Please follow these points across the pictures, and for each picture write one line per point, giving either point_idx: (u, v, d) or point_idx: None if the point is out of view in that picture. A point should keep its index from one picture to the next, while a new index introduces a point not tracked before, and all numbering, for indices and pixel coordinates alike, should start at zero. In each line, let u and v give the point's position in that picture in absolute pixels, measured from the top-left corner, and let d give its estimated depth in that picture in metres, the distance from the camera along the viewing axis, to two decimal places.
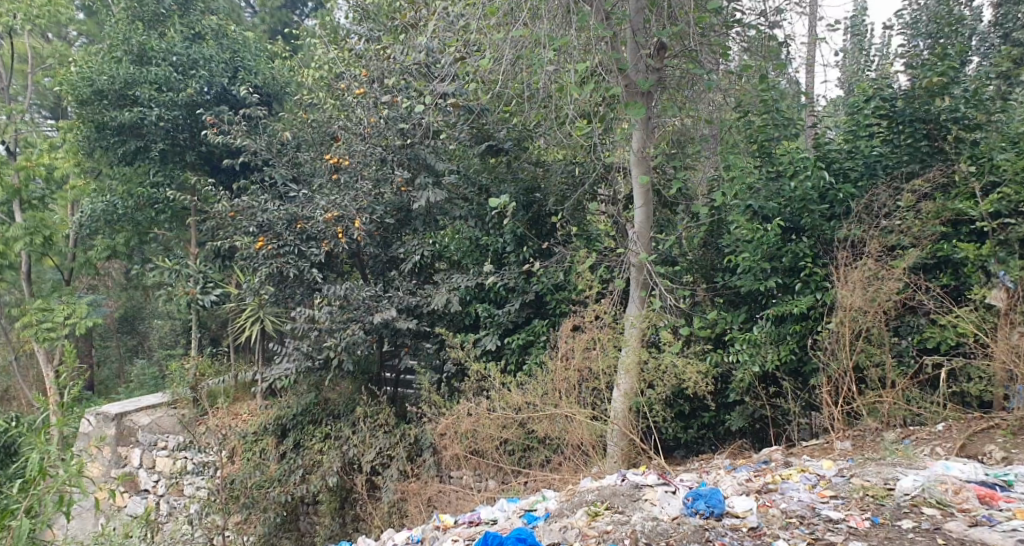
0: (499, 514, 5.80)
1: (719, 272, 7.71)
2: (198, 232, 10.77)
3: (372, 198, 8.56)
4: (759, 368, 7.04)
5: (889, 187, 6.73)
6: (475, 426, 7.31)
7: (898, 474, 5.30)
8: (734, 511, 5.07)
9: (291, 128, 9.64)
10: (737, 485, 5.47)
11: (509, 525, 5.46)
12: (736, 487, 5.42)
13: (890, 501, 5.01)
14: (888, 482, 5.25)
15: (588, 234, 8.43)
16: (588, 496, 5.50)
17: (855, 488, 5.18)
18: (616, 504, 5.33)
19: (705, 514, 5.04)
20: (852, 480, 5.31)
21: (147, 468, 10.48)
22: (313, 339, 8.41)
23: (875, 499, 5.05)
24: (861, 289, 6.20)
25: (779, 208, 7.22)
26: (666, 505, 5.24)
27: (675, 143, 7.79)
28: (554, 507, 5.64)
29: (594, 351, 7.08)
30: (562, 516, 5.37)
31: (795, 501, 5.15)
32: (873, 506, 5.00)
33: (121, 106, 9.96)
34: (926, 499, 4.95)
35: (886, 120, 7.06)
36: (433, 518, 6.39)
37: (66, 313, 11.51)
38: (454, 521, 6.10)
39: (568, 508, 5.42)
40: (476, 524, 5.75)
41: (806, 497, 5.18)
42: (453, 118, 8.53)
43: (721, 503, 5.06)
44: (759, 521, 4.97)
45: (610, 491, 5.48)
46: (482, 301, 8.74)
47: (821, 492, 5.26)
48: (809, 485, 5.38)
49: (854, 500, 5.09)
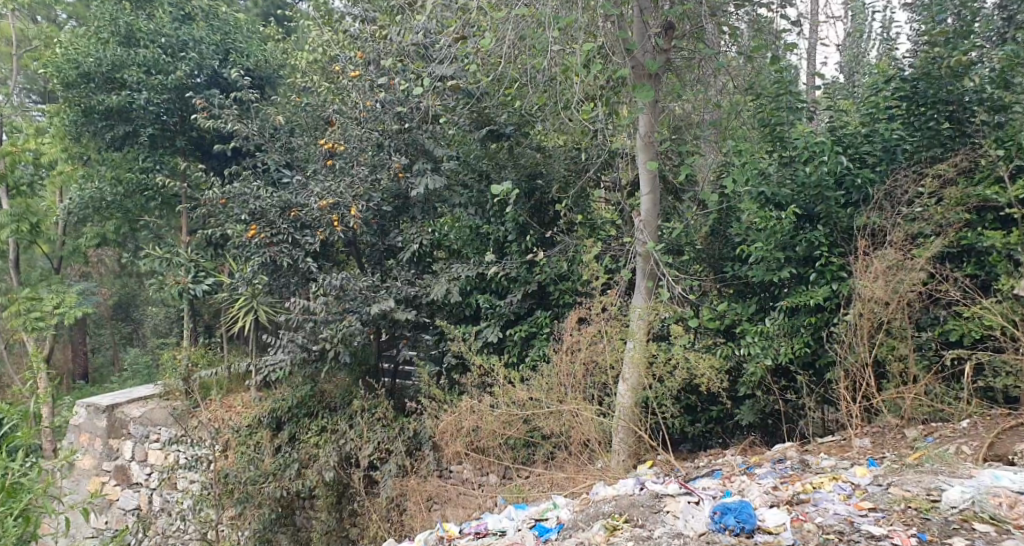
0: (509, 524, 5.56)
1: (728, 262, 7.42)
2: (189, 220, 10.48)
3: (368, 184, 8.28)
4: (772, 362, 6.78)
5: (910, 172, 6.42)
6: (477, 424, 7.02)
7: (942, 484, 5.02)
8: (766, 526, 4.83)
9: (284, 112, 9.43)
10: (765, 494, 5.17)
11: (522, 540, 5.19)
12: (764, 497, 5.12)
13: (935, 515, 4.75)
14: (931, 493, 4.97)
15: (592, 222, 8.09)
16: (604, 507, 5.27)
17: (896, 500, 4.92)
18: (635, 517, 5.09)
19: (735, 531, 4.79)
20: (891, 490, 5.04)
21: (140, 461, 10.16)
22: (308, 330, 8.13)
23: (920, 513, 4.79)
24: (883, 280, 5.96)
25: (792, 195, 6.90)
26: (690, 518, 4.99)
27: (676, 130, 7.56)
28: (567, 517, 5.41)
29: (601, 344, 6.79)
30: (577, 528, 5.17)
31: (831, 515, 4.88)
32: (918, 521, 4.74)
33: (109, 89, 9.63)
34: (977, 513, 4.68)
35: (904, 102, 6.77)
36: (437, 525, 6.13)
37: (55, 302, 11.18)
38: (458, 530, 5.84)
39: (584, 521, 5.20)
40: (485, 536, 5.51)
41: (842, 510, 4.91)
42: (451, 102, 8.23)
43: (752, 519, 4.81)
44: (793, 538, 4.72)
45: (628, 502, 5.23)
46: (483, 291, 8.45)
47: (857, 504, 4.99)
48: (843, 495, 5.12)
49: (896, 513, 4.82)
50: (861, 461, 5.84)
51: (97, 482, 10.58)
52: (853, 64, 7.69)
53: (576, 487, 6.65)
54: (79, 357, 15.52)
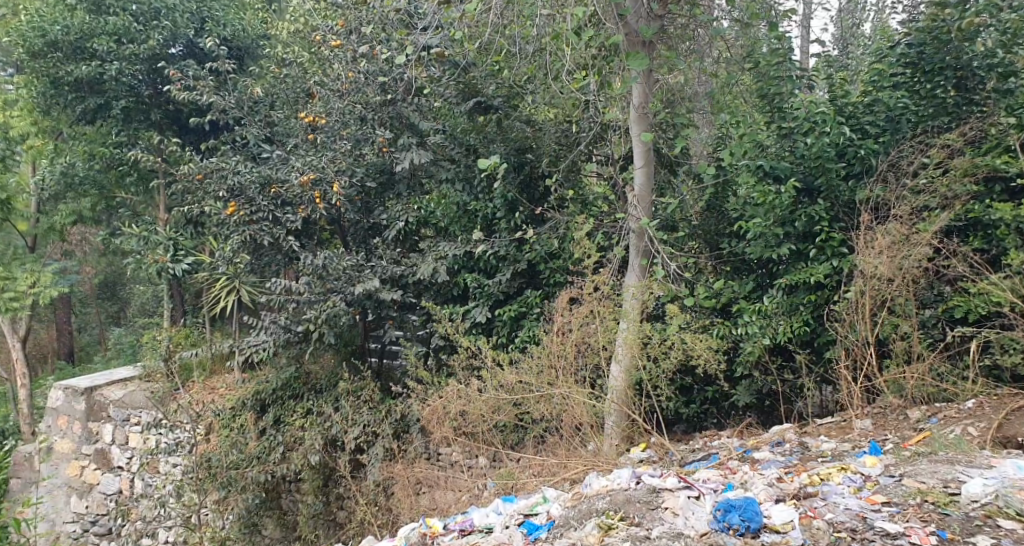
0: (496, 519, 5.34)
1: (724, 238, 7.19)
2: (166, 197, 10.19)
3: (352, 160, 8.08)
4: (770, 341, 6.55)
5: (915, 143, 6.19)
6: (464, 408, 6.76)
7: (960, 476, 4.81)
8: (772, 524, 4.59)
9: (263, 84, 9.09)
10: (769, 488, 4.95)
11: (511, 540, 4.98)
12: (769, 491, 4.89)
13: (955, 510, 4.54)
14: (949, 485, 4.76)
15: (583, 198, 7.82)
16: (598, 504, 5.03)
17: (912, 493, 4.71)
18: (631, 514, 4.86)
19: (740, 530, 4.55)
20: (906, 483, 4.83)
21: (120, 444, 9.89)
22: (291, 312, 7.85)
23: (938, 508, 4.58)
24: (887, 255, 5.71)
25: (793, 167, 6.65)
26: (690, 516, 4.76)
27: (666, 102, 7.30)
28: (558, 513, 5.18)
29: (593, 324, 6.52)
30: (569, 527, 4.93)
31: (842, 510, 4.67)
32: (936, 517, 4.53)
33: (78, 60, 9.27)
34: (1001, 509, 4.46)
35: (910, 68, 6.54)
36: (422, 520, 5.90)
37: (30, 281, 10.85)
38: (443, 525, 5.61)
39: (577, 518, 4.96)
40: (472, 533, 5.29)
41: (854, 506, 4.69)
42: (437, 73, 7.93)
43: (758, 517, 4.57)
44: (803, 537, 4.49)
45: (623, 497, 5.00)
46: (471, 271, 8.18)
47: (868, 498, 4.78)
48: (853, 488, 4.91)
49: (911, 509, 4.61)
50: (864, 444, 5.62)
51: (77, 467, 10.30)
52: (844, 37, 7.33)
53: (567, 472, 6.40)
54: (64, 336, 15.16)
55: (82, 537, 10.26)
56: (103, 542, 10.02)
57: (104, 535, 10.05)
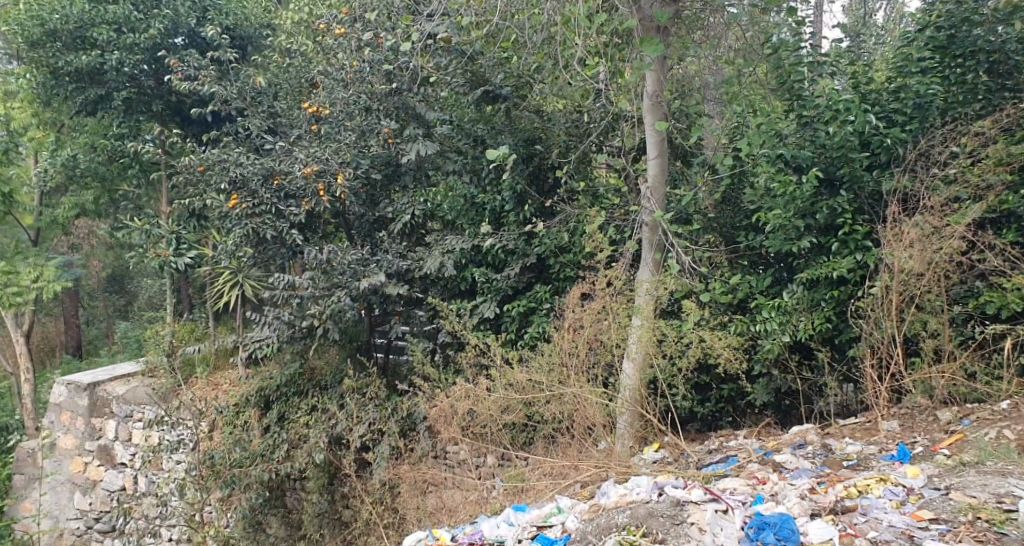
0: (508, 532, 5.14)
1: (741, 231, 6.95)
2: (169, 191, 9.97)
3: (357, 150, 7.79)
4: (790, 338, 6.32)
5: (946, 131, 5.88)
6: (473, 408, 6.52)
7: (1013, 489, 4.58)
8: (809, 543, 4.41)
9: (266, 73, 8.86)
10: (804, 501, 4.71)
11: None
12: (803, 505, 4.65)
13: (1013, 529, 4.29)
14: (1001, 500, 4.53)
15: (594, 191, 7.56)
16: (618, 518, 4.78)
17: (962, 509, 4.48)
18: (654, 530, 4.62)
19: None
20: (954, 497, 4.60)
21: (124, 441, 9.73)
22: (295, 307, 7.63)
23: (994, 527, 4.33)
24: (918, 248, 5.45)
25: (813, 157, 6.38)
26: (719, 532, 4.52)
27: (678, 90, 7.09)
28: (575, 527, 4.96)
29: (605, 320, 6.23)
30: (587, 543, 4.69)
31: (885, 528, 4.45)
32: (993, 536, 4.28)
33: (78, 50, 9.09)
34: None
35: (938, 52, 6.28)
36: (430, 531, 5.69)
37: (33, 275, 10.65)
38: (451, 537, 5.39)
39: (596, 534, 4.72)
40: None
41: (898, 522, 4.47)
42: (444, 61, 7.69)
43: (794, 536, 4.40)
44: None
45: (645, 511, 4.74)
46: (479, 265, 7.95)
47: (913, 513, 4.55)
48: (895, 501, 4.67)
49: (963, 527, 4.37)
50: (892, 447, 5.45)
51: (80, 464, 10.10)
52: (859, 26, 6.95)
53: (580, 475, 6.03)
54: (71, 330, 14.75)
55: (86, 534, 10.16)
56: (108, 538, 9.95)
57: (108, 532, 9.95)
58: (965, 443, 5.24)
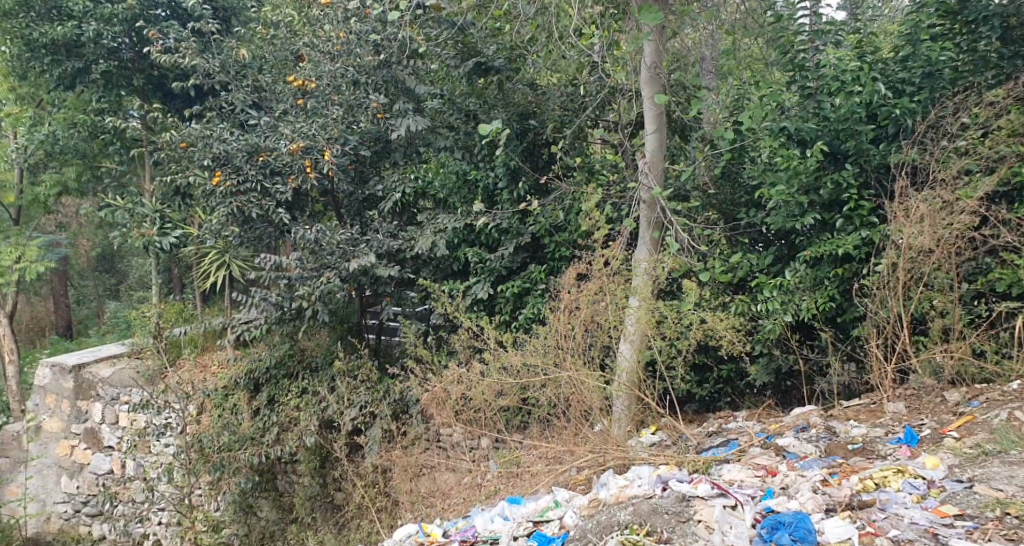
0: (503, 528, 5.04)
1: (741, 208, 6.76)
2: (152, 168, 9.77)
3: (344, 126, 7.55)
4: (792, 318, 6.13)
5: (957, 100, 5.67)
6: (466, 393, 6.31)
7: None
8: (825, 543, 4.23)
9: (250, 46, 8.58)
10: (817, 496, 4.55)
11: None
12: (817, 501, 4.50)
13: None
14: None
15: (590, 166, 7.34)
16: (619, 515, 4.61)
17: (989, 505, 4.32)
18: (658, 528, 4.46)
19: None
20: (979, 491, 4.44)
21: (111, 424, 9.47)
22: (283, 288, 7.42)
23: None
24: (929, 223, 5.25)
25: (818, 130, 6.17)
26: (728, 531, 4.36)
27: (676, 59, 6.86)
28: (573, 524, 4.81)
29: (602, 301, 6.01)
30: (589, 543, 4.52)
31: (908, 526, 4.28)
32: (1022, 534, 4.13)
33: (53, 21, 8.82)
34: None
35: (948, 18, 6.06)
36: (418, 525, 5.58)
37: (14, 255, 10.38)
38: (442, 533, 5.29)
39: (596, 532, 4.55)
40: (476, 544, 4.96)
41: (922, 520, 4.31)
42: (434, 32, 7.44)
43: (811, 536, 4.23)
44: None
45: (648, 507, 4.58)
46: (472, 244, 7.72)
47: (936, 509, 4.39)
48: (916, 496, 4.51)
49: (991, 524, 4.22)
50: (898, 430, 5.30)
51: (67, 447, 9.90)
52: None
53: (576, 460, 5.83)
54: (61, 309, 14.52)
55: (73, 517, 9.94)
56: (97, 522, 9.73)
57: (97, 516, 9.74)
58: (975, 425, 5.08)
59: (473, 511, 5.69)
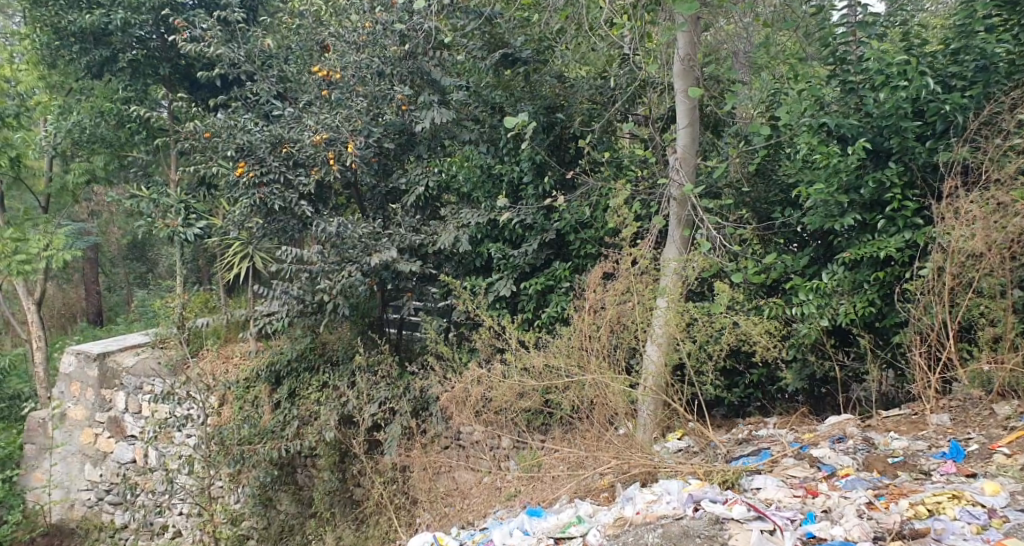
0: (522, 543, 4.89)
1: (776, 207, 6.50)
2: (179, 158, 9.72)
3: (369, 118, 7.36)
4: (829, 323, 5.89)
5: (1012, 96, 5.38)
6: (487, 394, 6.11)
7: None
8: None
9: (275, 35, 8.46)
10: (865, 524, 4.32)
11: None
12: (864, 527, 4.30)
13: None
14: None
15: (619, 161, 7.13)
16: (648, 538, 4.45)
17: None
18: None
19: None
20: None
21: (133, 413, 9.42)
22: (305, 281, 7.28)
23: None
24: (981, 226, 5.00)
25: (859, 126, 5.92)
26: None
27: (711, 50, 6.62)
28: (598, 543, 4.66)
29: (629, 302, 5.79)
30: None
31: None
32: None
33: (82, 9, 8.77)
34: None
35: (1005, 8, 5.71)
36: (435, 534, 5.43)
37: (43, 243, 10.16)
38: None
39: None
40: None
41: None
42: (462, 22, 7.26)
43: None
44: None
45: (679, 531, 4.41)
46: (495, 240, 7.51)
47: (997, 541, 4.12)
48: (975, 525, 4.24)
49: None
50: (943, 444, 5.06)
51: (91, 435, 9.85)
52: None
53: (599, 466, 5.62)
54: (92, 296, 14.56)
55: (96, 505, 9.92)
56: (118, 511, 9.67)
57: (118, 504, 9.70)
58: None
59: (491, 522, 5.55)
